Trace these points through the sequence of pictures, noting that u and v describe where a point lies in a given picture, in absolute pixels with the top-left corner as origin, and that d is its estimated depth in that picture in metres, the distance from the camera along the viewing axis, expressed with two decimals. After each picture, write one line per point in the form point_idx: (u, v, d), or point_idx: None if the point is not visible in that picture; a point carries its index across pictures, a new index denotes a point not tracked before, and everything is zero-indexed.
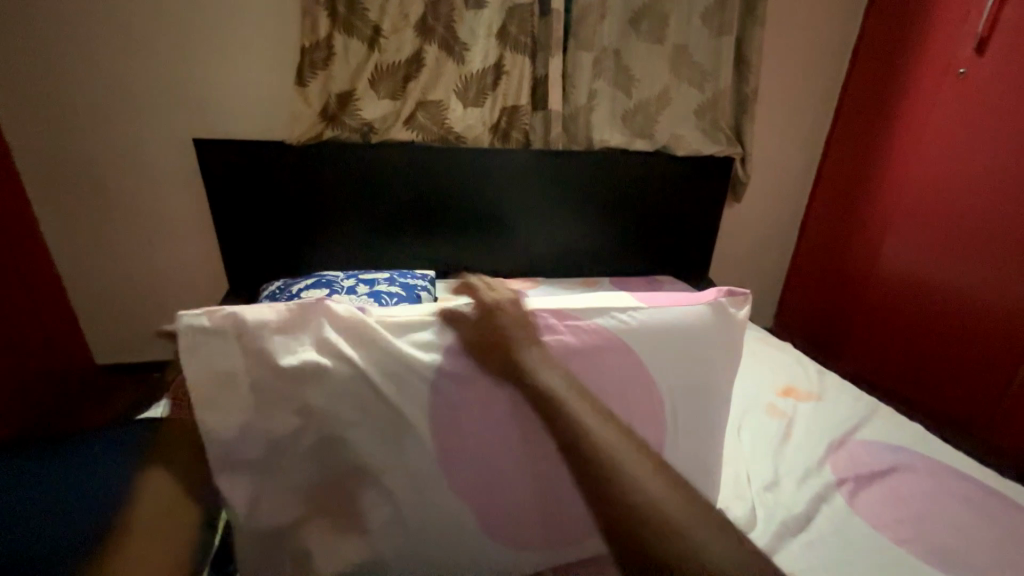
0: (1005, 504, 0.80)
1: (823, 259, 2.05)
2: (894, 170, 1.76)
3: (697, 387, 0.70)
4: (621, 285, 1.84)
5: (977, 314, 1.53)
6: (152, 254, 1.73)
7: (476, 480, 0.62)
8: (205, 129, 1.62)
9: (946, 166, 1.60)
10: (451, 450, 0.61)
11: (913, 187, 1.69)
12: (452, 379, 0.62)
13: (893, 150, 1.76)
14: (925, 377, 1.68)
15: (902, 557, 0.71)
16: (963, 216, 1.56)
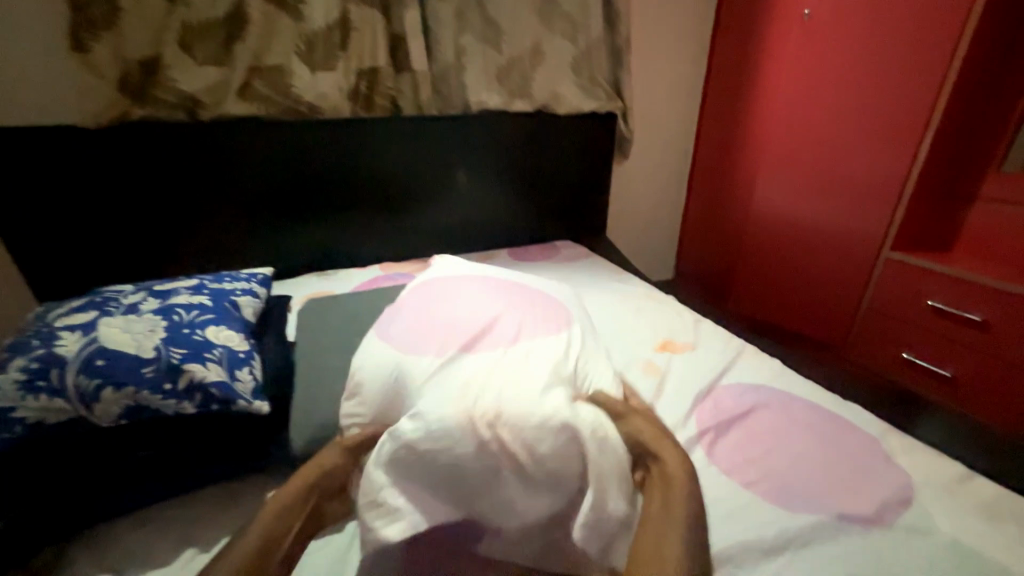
0: (844, 424, 0.85)
1: (707, 211, 2.15)
2: (756, 120, 1.84)
3: (492, 278, 0.98)
4: (518, 255, 1.77)
5: (831, 248, 1.66)
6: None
7: (522, 381, 0.69)
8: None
9: (797, 113, 1.69)
10: (490, 378, 0.69)
11: (772, 135, 1.78)
12: (412, 365, 0.73)
13: (756, 99, 1.83)
14: (793, 310, 1.83)
15: (750, 499, 0.73)
16: (812, 160, 1.67)
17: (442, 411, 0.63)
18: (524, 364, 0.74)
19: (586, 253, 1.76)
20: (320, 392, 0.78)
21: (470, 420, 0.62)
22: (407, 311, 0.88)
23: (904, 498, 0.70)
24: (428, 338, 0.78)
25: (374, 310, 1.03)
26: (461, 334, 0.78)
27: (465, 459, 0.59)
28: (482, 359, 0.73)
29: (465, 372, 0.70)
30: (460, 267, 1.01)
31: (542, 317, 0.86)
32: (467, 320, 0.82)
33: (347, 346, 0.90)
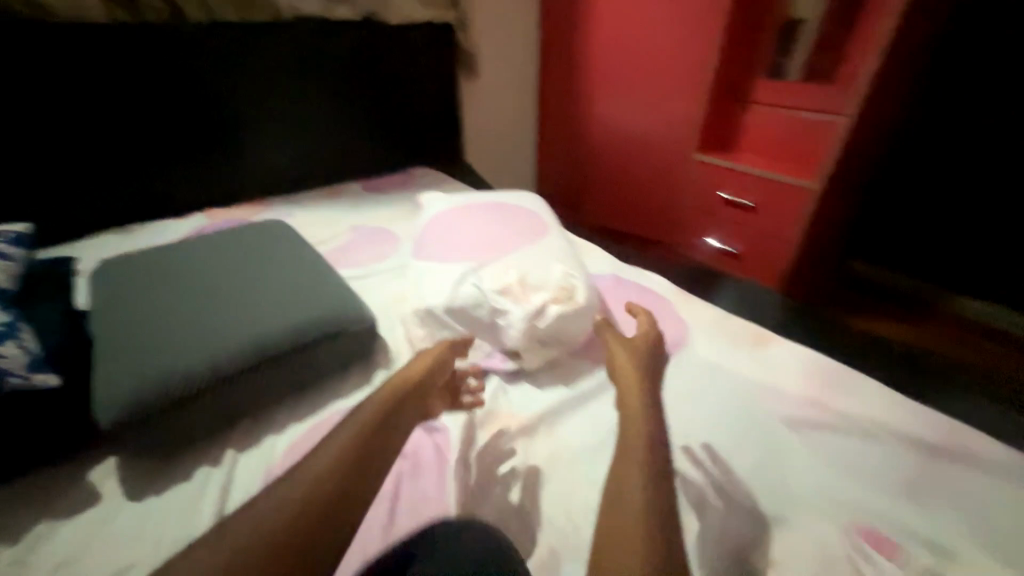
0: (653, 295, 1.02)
1: (557, 129, 2.24)
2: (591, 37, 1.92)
3: (472, 202, 1.19)
4: (373, 189, 1.65)
5: (657, 153, 1.91)
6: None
7: (520, 264, 0.89)
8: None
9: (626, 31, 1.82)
10: (495, 266, 0.88)
11: (607, 51, 1.90)
12: (435, 275, 0.90)
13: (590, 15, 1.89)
14: (631, 212, 2.09)
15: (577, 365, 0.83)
16: (641, 75, 1.84)
17: (466, 297, 0.81)
18: (535, 251, 0.94)
19: (442, 178, 1.73)
20: (138, 351, 0.69)
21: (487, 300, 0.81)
22: (421, 242, 1.06)
23: (682, 339, 0.89)
24: (448, 253, 0.96)
25: (205, 255, 0.91)
26: (470, 247, 0.97)
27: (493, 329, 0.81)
28: (491, 254, 0.94)
29: (480, 266, 0.88)
30: (446, 202, 1.22)
31: (530, 223, 1.06)
32: (471, 236, 1.01)
33: (169, 298, 0.79)
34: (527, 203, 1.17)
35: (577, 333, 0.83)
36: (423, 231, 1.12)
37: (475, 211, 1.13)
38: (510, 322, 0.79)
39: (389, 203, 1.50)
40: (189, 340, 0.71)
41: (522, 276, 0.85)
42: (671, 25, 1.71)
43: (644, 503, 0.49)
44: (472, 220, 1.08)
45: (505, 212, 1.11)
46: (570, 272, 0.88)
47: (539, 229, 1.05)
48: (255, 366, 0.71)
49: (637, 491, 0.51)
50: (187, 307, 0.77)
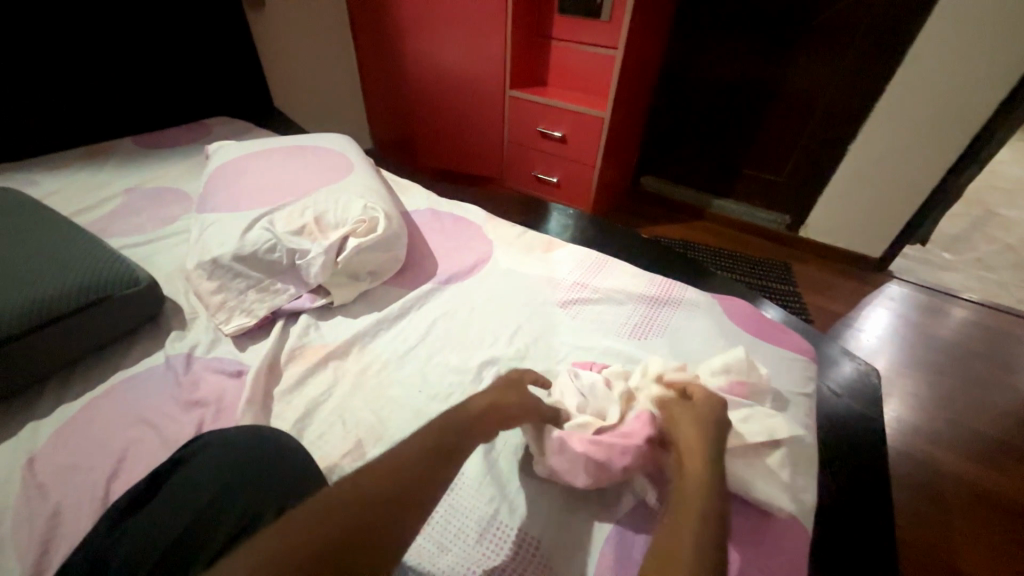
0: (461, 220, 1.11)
1: (376, 70, 2.12)
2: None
3: (264, 147, 1.10)
4: (151, 143, 1.41)
5: (477, 92, 1.97)
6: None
7: (316, 205, 0.89)
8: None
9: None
10: (287, 210, 0.87)
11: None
12: (220, 228, 0.85)
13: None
14: (466, 151, 2.17)
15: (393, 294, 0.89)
16: (445, 10, 1.82)
17: (256, 243, 0.79)
18: (332, 190, 0.93)
19: (245, 127, 1.55)
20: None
21: (281, 243, 0.80)
22: (205, 196, 0.97)
23: (486, 256, 1.00)
24: (236, 204, 0.90)
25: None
26: (260, 194, 0.92)
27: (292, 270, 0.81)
28: (285, 198, 0.91)
29: (271, 213, 0.86)
30: (234, 150, 1.12)
31: (330, 164, 1.04)
32: (261, 183, 0.96)
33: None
34: (329, 145, 1.13)
35: (382, 263, 0.87)
36: (208, 183, 1.02)
37: (269, 155, 1.06)
38: (309, 261, 0.79)
39: (174, 158, 1.30)
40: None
41: (319, 216, 0.86)
42: None
43: (702, 525, 0.44)
44: (264, 166, 1.02)
45: (303, 154, 1.07)
46: (369, 205, 0.90)
47: (340, 168, 1.04)
48: None
49: (690, 529, 0.44)
50: None
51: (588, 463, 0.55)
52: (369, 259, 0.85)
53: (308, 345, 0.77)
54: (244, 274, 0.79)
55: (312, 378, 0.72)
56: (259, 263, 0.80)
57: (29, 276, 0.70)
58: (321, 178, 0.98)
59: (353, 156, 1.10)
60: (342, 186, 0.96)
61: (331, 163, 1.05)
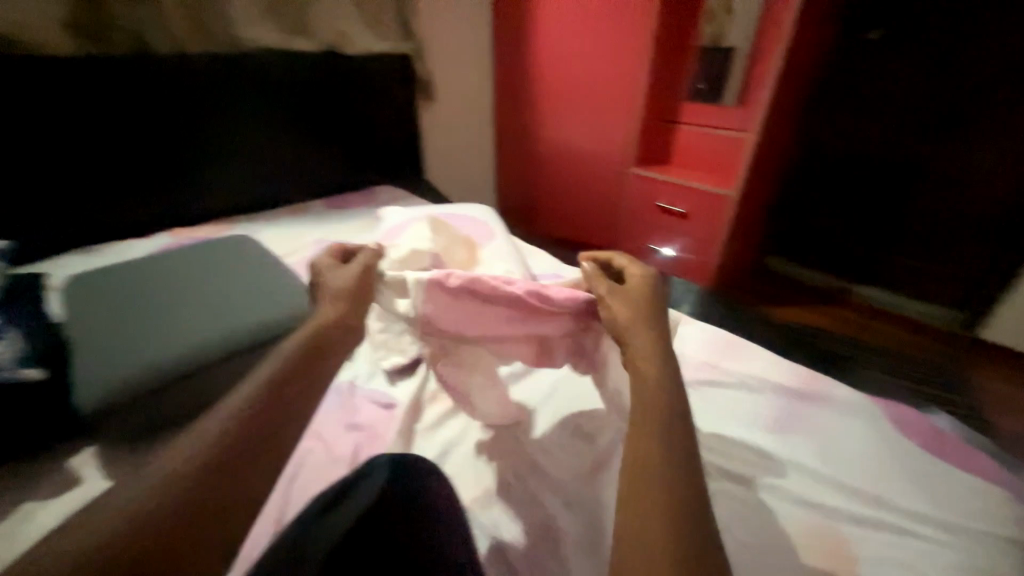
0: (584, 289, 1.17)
1: (510, 148, 2.41)
2: (535, 64, 2.11)
3: (423, 214, 1.31)
4: (335, 205, 1.75)
5: (601, 168, 2.11)
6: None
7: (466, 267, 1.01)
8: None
9: (563, 59, 2.02)
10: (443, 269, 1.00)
11: (549, 78, 2.09)
12: None
13: (531, 45, 2.09)
14: (582, 221, 2.28)
15: None
16: (579, 100, 2.05)
17: None
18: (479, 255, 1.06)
19: (401, 194, 1.86)
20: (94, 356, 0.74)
21: None
22: None
23: None
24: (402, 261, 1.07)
25: (161, 273, 0.96)
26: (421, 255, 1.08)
27: None
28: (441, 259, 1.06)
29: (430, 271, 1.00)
30: (399, 215, 1.34)
31: (476, 232, 1.19)
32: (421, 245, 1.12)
33: (126, 313, 0.83)
34: (474, 215, 1.31)
35: None
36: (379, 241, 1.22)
37: (427, 221, 1.25)
38: None
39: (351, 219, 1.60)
40: (143, 352, 0.76)
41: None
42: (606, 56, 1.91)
43: (670, 474, 0.48)
44: (423, 231, 1.20)
45: (453, 222, 1.25)
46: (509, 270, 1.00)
47: (484, 236, 1.18)
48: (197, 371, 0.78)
49: (662, 475, 0.48)
50: (152, 313, 0.85)
51: (450, 308, 0.77)
52: None
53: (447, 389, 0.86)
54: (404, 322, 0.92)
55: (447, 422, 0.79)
56: None
57: (242, 313, 0.88)
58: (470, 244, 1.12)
59: (494, 225, 1.25)
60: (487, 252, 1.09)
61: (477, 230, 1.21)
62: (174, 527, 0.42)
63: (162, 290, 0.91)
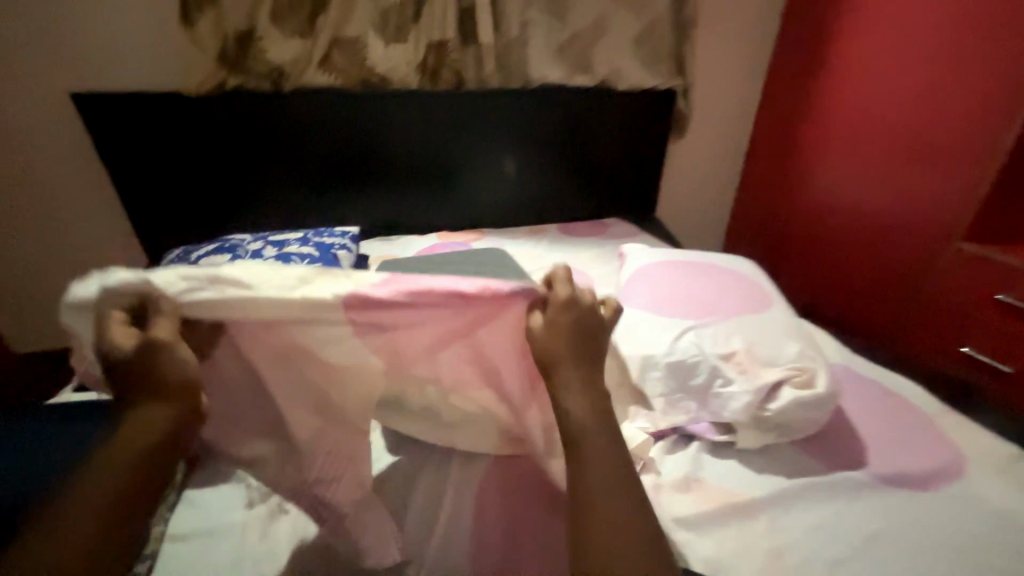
0: (902, 403, 0.84)
1: (759, 190, 1.94)
2: (827, 87, 1.60)
3: (674, 253, 1.18)
4: (569, 232, 1.69)
5: (888, 246, 1.45)
6: (41, 234, 1.48)
7: (744, 333, 0.85)
8: (69, 79, 1.34)
9: (881, 77, 1.44)
10: (714, 329, 0.86)
11: (843, 104, 1.55)
12: (647, 323, 0.91)
13: (828, 63, 1.59)
14: (841, 307, 1.63)
15: (807, 466, 0.73)
16: (892, 134, 1.42)
17: (685, 355, 0.81)
18: (758, 321, 0.88)
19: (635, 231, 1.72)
20: None
21: (711, 365, 0.79)
22: (625, 285, 1.09)
23: (954, 472, 0.72)
24: (660, 304, 0.95)
25: (437, 267, 1.11)
26: (683, 301, 0.95)
27: (708, 391, 0.78)
28: (708, 313, 0.91)
29: (698, 327, 0.87)
30: (645, 248, 1.24)
31: (745, 287, 1.01)
32: (681, 289, 0.99)
33: None
34: (736, 265, 1.12)
35: (804, 423, 0.75)
36: (626, 273, 1.14)
37: (681, 261, 1.11)
38: (731, 394, 0.75)
39: (588, 247, 1.57)
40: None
41: (748, 346, 0.82)
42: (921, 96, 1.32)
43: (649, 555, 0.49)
44: (679, 272, 1.07)
45: (713, 268, 1.09)
46: (806, 352, 0.80)
47: (758, 295, 0.98)
48: None
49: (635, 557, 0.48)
50: None
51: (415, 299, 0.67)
52: (796, 414, 0.74)
53: (705, 477, 0.71)
54: (662, 379, 0.81)
55: (710, 528, 0.64)
56: (680, 374, 0.80)
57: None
58: (743, 303, 0.94)
59: (763, 284, 1.05)
60: (766, 316, 0.90)
61: (746, 287, 1.01)
62: (120, 539, 0.48)
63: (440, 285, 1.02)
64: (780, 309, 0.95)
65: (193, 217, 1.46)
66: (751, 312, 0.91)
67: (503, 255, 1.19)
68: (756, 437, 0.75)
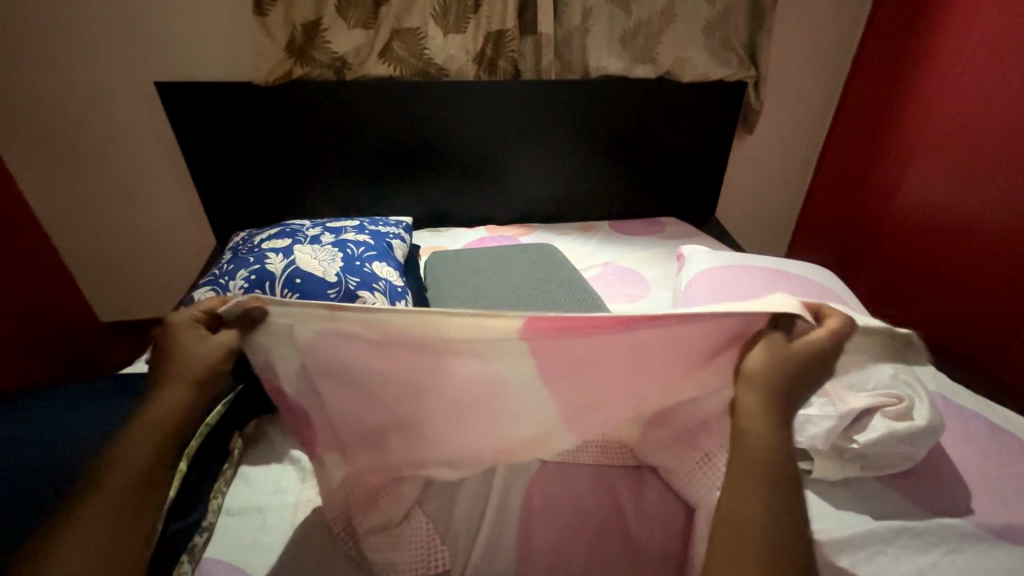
0: (1019, 446, 0.72)
1: (838, 189, 1.77)
2: (936, 73, 1.42)
3: (744, 257, 1.08)
4: (622, 230, 1.62)
5: (996, 249, 1.32)
6: (124, 216, 1.61)
7: None
8: (153, 71, 1.44)
9: (1003, 69, 1.27)
10: None
11: (957, 93, 1.37)
12: None
13: (936, 46, 1.41)
14: (933, 314, 1.50)
15: (898, 507, 0.65)
16: (1012, 129, 1.27)
17: None
18: None
19: (694, 232, 1.61)
20: None
21: None
22: (686, 291, 1.00)
23: None
24: None
25: (487, 263, 1.08)
26: None
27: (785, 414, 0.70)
28: None
29: None
30: (710, 251, 1.14)
31: (827, 299, 0.90)
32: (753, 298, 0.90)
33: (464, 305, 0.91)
34: (817, 273, 1.01)
35: (898, 456, 0.66)
36: (688, 277, 1.05)
37: (751, 267, 1.02)
38: (810, 418, 0.68)
39: (643, 246, 1.49)
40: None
41: (831, 365, 0.73)
42: None
43: None
44: (752, 278, 0.97)
45: (790, 275, 0.98)
46: (901, 376, 0.71)
47: (842, 309, 0.88)
48: None
49: None
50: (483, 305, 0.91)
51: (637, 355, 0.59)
52: (887, 446, 0.66)
53: None
54: None
55: None
56: None
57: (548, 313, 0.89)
58: None
59: (848, 296, 0.94)
60: None
61: (829, 298, 0.91)
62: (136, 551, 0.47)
63: (490, 284, 0.99)
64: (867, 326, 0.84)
65: (257, 203, 1.53)
66: None
67: (555, 252, 1.14)
68: (834, 470, 0.67)
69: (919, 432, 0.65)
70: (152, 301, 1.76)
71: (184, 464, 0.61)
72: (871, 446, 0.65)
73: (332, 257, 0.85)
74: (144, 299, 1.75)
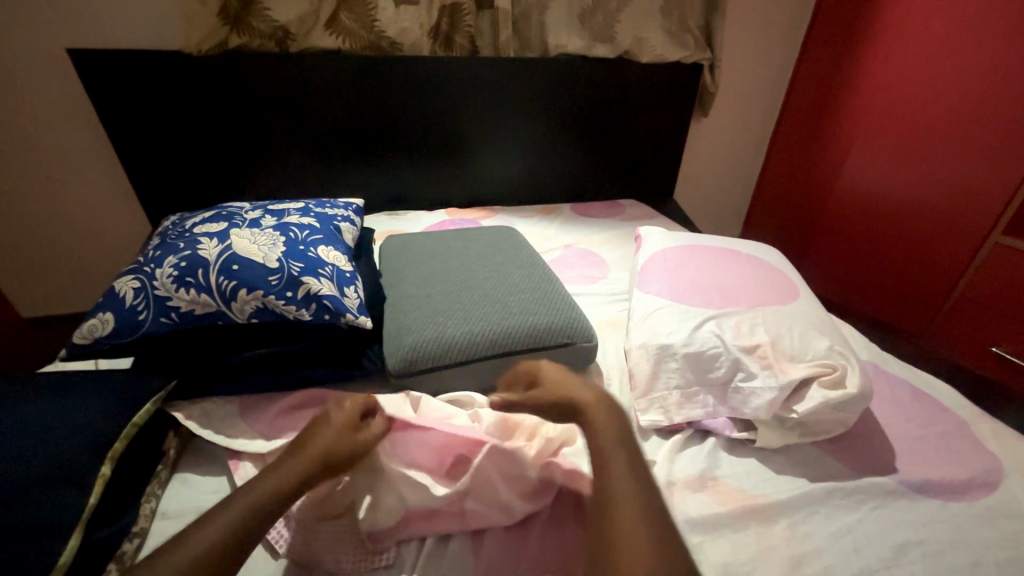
0: (937, 409, 0.78)
1: (785, 173, 1.85)
2: (875, 61, 1.47)
3: (698, 237, 1.10)
4: (583, 212, 1.62)
5: (924, 229, 1.42)
6: (39, 200, 1.45)
7: (770, 326, 0.79)
8: (63, 38, 1.29)
9: (933, 58, 1.34)
10: (738, 322, 0.80)
11: (894, 81, 1.44)
12: (666, 312, 0.85)
13: (876, 34, 1.46)
14: (868, 290, 1.61)
15: (831, 470, 0.69)
16: (941, 116, 1.35)
17: (703, 347, 0.76)
18: (788, 314, 0.82)
19: (652, 213, 1.63)
20: (398, 326, 0.80)
21: (735, 361, 0.74)
22: (642, 272, 1.02)
23: (992, 481, 0.67)
24: (681, 292, 0.89)
25: (443, 246, 1.05)
26: (705, 290, 0.89)
27: (732, 388, 0.73)
28: (733, 303, 0.85)
29: (724, 319, 0.81)
30: (665, 231, 1.16)
31: (772, 276, 0.94)
32: (703, 277, 0.92)
33: (418, 294, 0.88)
34: (763, 252, 1.05)
35: (832, 422, 0.71)
36: (643, 258, 1.07)
37: (703, 247, 1.04)
38: (754, 390, 0.71)
39: (603, 228, 1.50)
40: (425, 313, 0.82)
41: (774, 339, 0.76)
42: (970, 75, 1.27)
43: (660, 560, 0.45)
44: (703, 258, 0.99)
45: (738, 254, 1.02)
46: (836, 347, 0.75)
47: (786, 286, 0.92)
48: (469, 362, 0.76)
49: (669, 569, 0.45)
50: (438, 292, 0.88)
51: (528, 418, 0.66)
52: (822, 415, 0.69)
53: (722, 477, 0.68)
54: (682, 373, 0.76)
55: (726, 532, 0.61)
56: (700, 369, 0.76)
57: (506, 295, 0.87)
58: (768, 292, 0.88)
59: (791, 273, 0.98)
60: (795, 309, 0.84)
61: (774, 275, 0.95)
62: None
63: (446, 270, 0.95)
64: (808, 300, 0.89)
65: (196, 184, 1.42)
66: (779, 303, 0.85)
67: (513, 235, 1.13)
68: (776, 438, 0.71)
69: (853, 402, 0.69)
70: (83, 292, 1.62)
71: (106, 468, 0.57)
72: (808, 415, 0.69)
73: (272, 242, 0.80)
74: (73, 292, 1.61)
